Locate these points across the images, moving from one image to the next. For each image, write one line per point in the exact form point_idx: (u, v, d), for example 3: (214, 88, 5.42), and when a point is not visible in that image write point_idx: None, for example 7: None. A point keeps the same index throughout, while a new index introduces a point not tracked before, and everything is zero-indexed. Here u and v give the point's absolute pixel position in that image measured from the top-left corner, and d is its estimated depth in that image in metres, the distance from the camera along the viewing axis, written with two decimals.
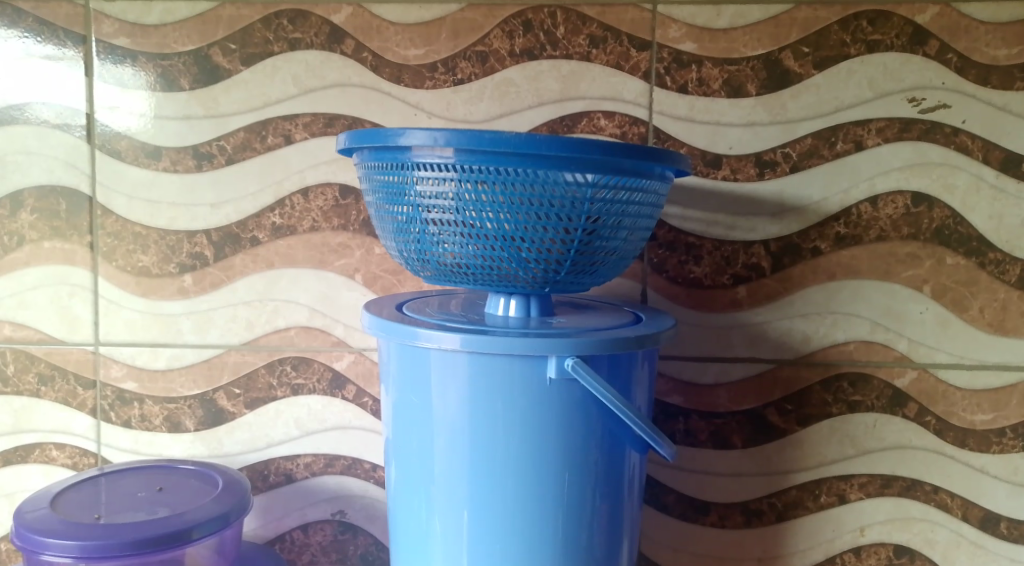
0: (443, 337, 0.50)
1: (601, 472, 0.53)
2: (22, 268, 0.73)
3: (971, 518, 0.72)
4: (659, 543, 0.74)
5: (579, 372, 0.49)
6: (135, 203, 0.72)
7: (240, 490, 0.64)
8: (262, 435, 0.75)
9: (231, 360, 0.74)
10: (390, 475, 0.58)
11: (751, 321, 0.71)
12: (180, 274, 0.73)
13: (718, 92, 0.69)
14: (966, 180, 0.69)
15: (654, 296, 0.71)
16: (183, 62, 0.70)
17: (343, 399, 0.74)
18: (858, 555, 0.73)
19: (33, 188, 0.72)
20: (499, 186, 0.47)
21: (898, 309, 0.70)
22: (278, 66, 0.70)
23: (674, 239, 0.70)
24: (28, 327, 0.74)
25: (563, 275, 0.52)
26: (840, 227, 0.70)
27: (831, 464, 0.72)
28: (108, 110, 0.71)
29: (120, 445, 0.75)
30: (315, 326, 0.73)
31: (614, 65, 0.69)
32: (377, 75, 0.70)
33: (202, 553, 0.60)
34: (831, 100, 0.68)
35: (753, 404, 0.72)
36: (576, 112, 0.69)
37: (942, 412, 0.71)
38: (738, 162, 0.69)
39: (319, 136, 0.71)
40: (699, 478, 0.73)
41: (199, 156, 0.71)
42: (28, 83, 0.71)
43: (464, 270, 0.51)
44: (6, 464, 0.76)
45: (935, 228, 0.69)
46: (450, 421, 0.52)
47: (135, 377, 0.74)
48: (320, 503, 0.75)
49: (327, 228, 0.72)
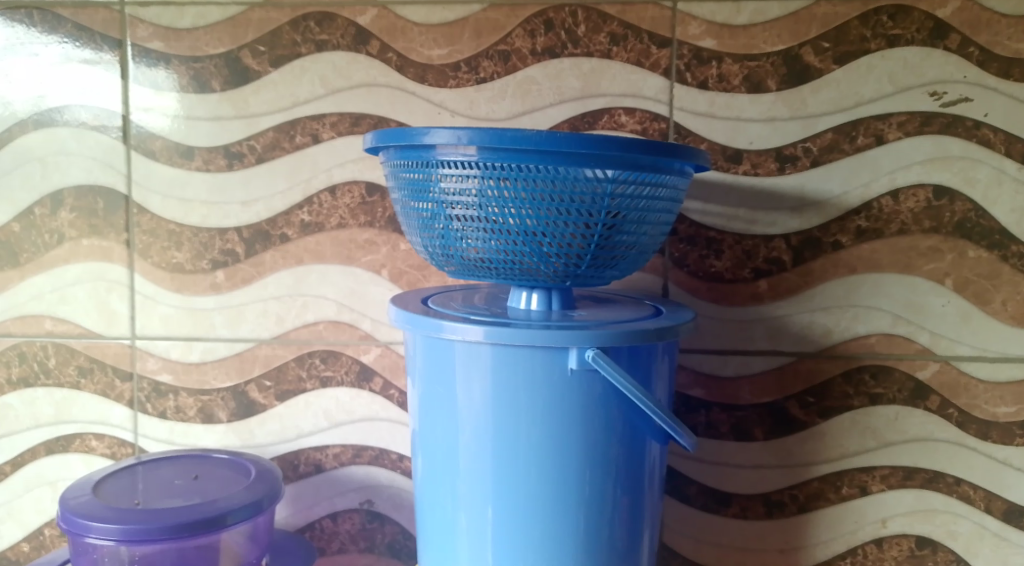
0: (468, 329, 0.52)
1: (622, 464, 0.54)
2: (63, 265, 0.76)
3: (994, 511, 0.73)
4: (681, 534, 0.75)
5: (600, 363, 0.50)
6: (170, 201, 0.74)
7: (271, 478, 0.66)
8: (292, 426, 0.77)
9: (262, 353, 0.76)
10: (417, 467, 0.60)
11: (771, 315, 0.71)
12: (212, 270, 0.75)
13: (737, 88, 0.69)
14: (987, 172, 0.69)
15: (675, 290, 0.72)
16: (214, 64, 0.72)
17: (370, 392, 0.76)
18: (880, 547, 0.74)
19: (72, 188, 0.75)
20: (521, 182, 0.49)
21: (919, 301, 0.71)
22: (306, 66, 0.72)
23: (695, 233, 0.71)
24: (68, 322, 0.77)
25: (584, 269, 0.53)
26: (860, 220, 0.70)
27: (852, 456, 0.73)
28: (143, 112, 0.73)
29: (156, 435, 0.78)
30: (342, 320, 0.75)
31: (634, 63, 0.70)
32: (402, 75, 0.72)
33: (237, 540, 0.62)
34: (851, 95, 0.69)
35: (774, 397, 0.72)
36: (596, 109, 0.71)
37: (964, 405, 0.72)
38: (758, 157, 0.70)
39: (346, 135, 0.73)
40: (720, 470, 0.73)
41: (230, 155, 0.74)
42: (67, 86, 0.74)
43: (487, 264, 0.53)
44: (49, 453, 0.79)
45: (957, 221, 0.70)
46: (474, 414, 0.53)
47: (170, 370, 0.77)
48: (348, 492, 0.77)
49: (354, 225, 0.74)
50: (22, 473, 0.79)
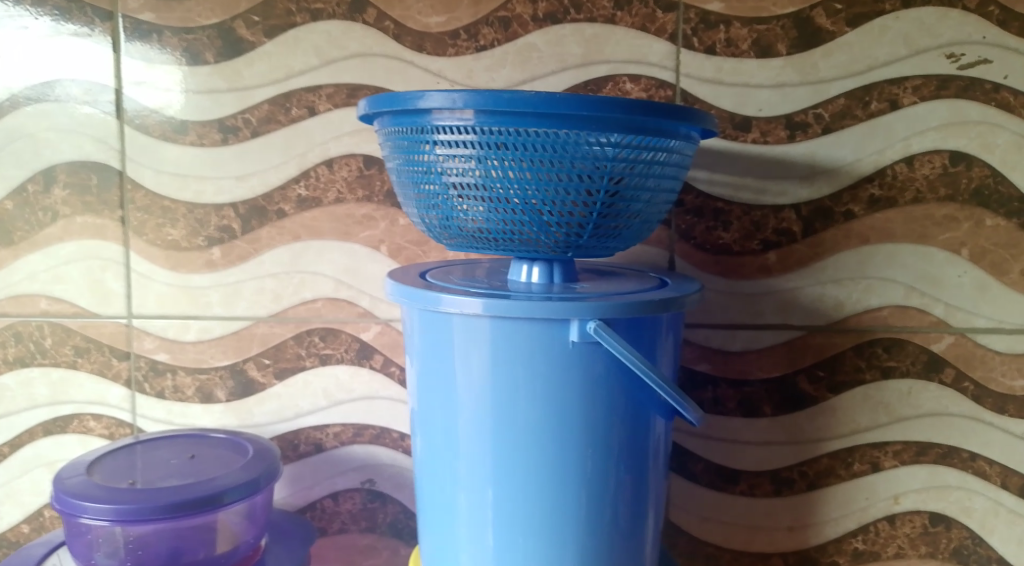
0: (466, 302, 0.50)
1: (626, 441, 0.53)
2: (56, 243, 0.74)
3: (1010, 487, 0.71)
4: (688, 512, 0.73)
5: (601, 335, 0.49)
6: (163, 176, 0.73)
7: (269, 457, 0.65)
8: (291, 406, 0.76)
9: (259, 332, 0.75)
10: (415, 445, 0.58)
11: (781, 288, 0.69)
12: (208, 248, 0.74)
13: (746, 53, 0.67)
14: (1006, 138, 0.67)
15: (681, 263, 0.70)
16: (206, 35, 0.71)
17: (371, 369, 0.74)
18: (893, 524, 0.72)
19: (64, 164, 0.73)
20: (519, 148, 0.47)
21: (934, 272, 0.69)
22: (300, 36, 0.70)
23: (702, 204, 0.69)
24: (63, 301, 0.75)
25: (586, 239, 0.51)
26: (873, 189, 0.68)
27: (864, 431, 0.71)
28: (136, 86, 0.72)
29: (154, 416, 0.77)
30: (340, 297, 0.74)
31: (639, 28, 0.67)
32: (398, 44, 0.70)
33: (233, 520, 0.61)
34: (864, 59, 0.66)
35: (784, 372, 0.70)
36: (600, 77, 0.68)
37: (980, 378, 0.70)
38: (767, 125, 0.67)
39: (343, 106, 0.71)
40: (728, 448, 0.72)
41: (224, 130, 0.72)
42: (57, 61, 0.72)
43: (485, 235, 0.51)
44: (46, 434, 0.78)
45: (974, 188, 0.67)
46: (473, 390, 0.52)
47: (167, 349, 0.76)
48: (349, 472, 0.76)
49: (351, 200, 0.72)
50: (20, 454, 0.78)
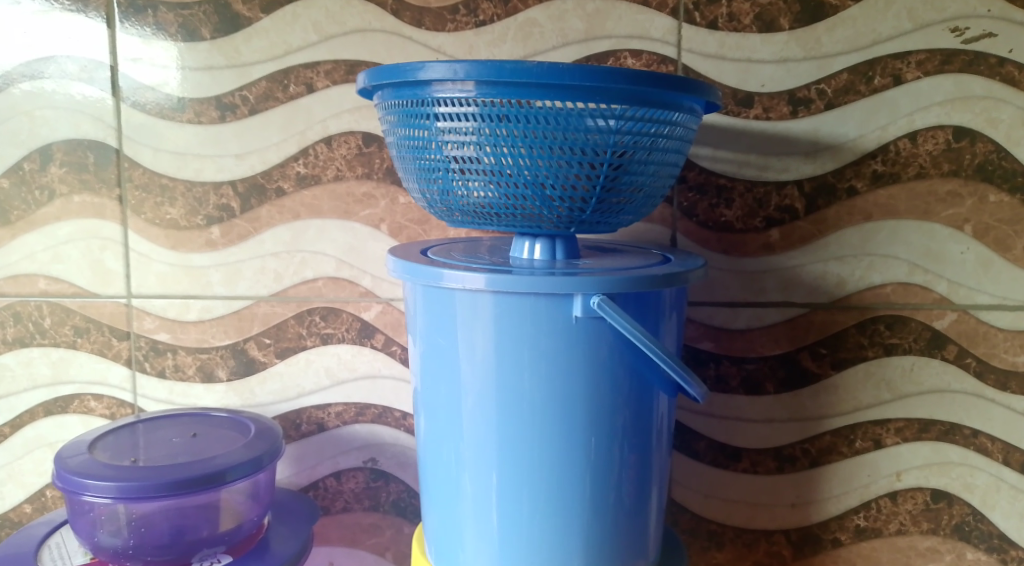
0: (469, 278, 0.50)
1: (630, 419, 0.53)
2: (54, 223, 0.74)
3: (1012, 463, 0.71)
4: (691, 489, 0.73)
5: (605, 310, 0.48)
6: (161, 155, 0.72)
7: (272, 436, 0.65)
8: (293, 385, 0.75)
9: (261, 311, 0.74)
10: (419, 425, 0.58)
11: (784, 265, 0.69)
12: (207, 227, 0.73)
13: (749, 28, 0.66)
14: (1011, 113, 0.66)
15: (684, 241, 0.70)
16: (203, 11, 0.70)
17: (372, 348, 0.74)
18: (895, 500, 0.72)
19: (62, 143, 0.72)
20: (522, 121, 0.46)
21: (938, 249, 0.68)
22: (298, 12, 0.69)
23: (705, 181, 0.69)
24: (62, 281, 0.75)
25: (589, 214, 0.51)
26: (877, 165, 0.67)
27: (866, 408, 0.71)
28: (132, 63, 0.71)
29: (156, 396, 0.77)
30: (342, 276, 0.74)
31: (640, 2, 0.67)
32: (398, 19, 0.69)
33: (237, 499, 0.61)
34: (868, 33, 0.66)
35: (786, 349, 0.70)
36: (601, 52, 0.68)
37: (982, 354, 0.70)
38: (771, 101, 0.67)
39: (342, 83, 0.70)
40: (730, 425, 0.72)
41: (222, 107, 0.71)
42: (53, 37, 0.71)
43: (487, 211, 0.51)
44: (47, 414, 0.78)
45: (978, 163, 0.67)
46: (477, 369, 0.51)
47: (167, 329, 0.75)
48: (352, 451, 0.76)
49: (351, 177, 0.72)
50: (22, 435, 0.78)
